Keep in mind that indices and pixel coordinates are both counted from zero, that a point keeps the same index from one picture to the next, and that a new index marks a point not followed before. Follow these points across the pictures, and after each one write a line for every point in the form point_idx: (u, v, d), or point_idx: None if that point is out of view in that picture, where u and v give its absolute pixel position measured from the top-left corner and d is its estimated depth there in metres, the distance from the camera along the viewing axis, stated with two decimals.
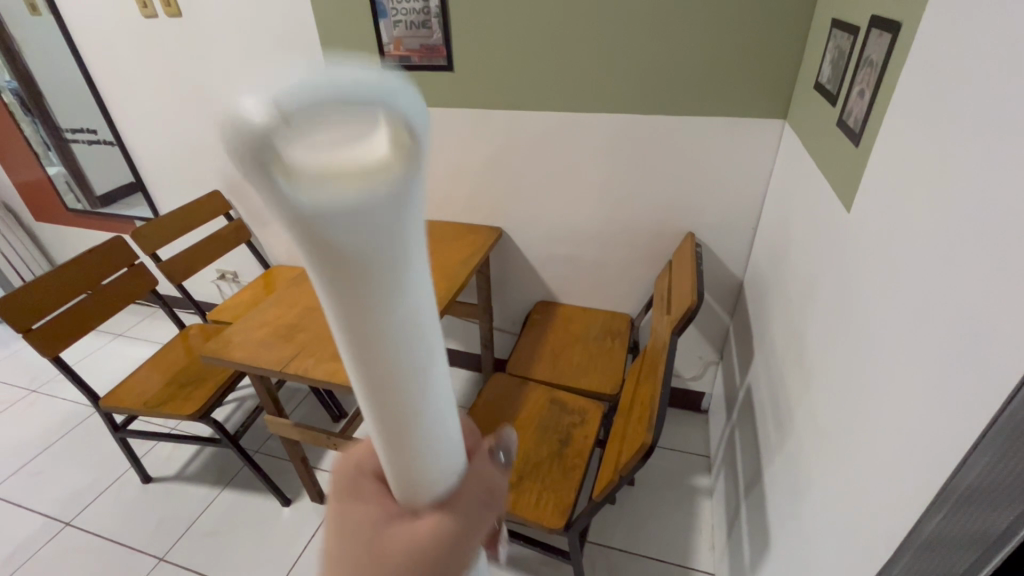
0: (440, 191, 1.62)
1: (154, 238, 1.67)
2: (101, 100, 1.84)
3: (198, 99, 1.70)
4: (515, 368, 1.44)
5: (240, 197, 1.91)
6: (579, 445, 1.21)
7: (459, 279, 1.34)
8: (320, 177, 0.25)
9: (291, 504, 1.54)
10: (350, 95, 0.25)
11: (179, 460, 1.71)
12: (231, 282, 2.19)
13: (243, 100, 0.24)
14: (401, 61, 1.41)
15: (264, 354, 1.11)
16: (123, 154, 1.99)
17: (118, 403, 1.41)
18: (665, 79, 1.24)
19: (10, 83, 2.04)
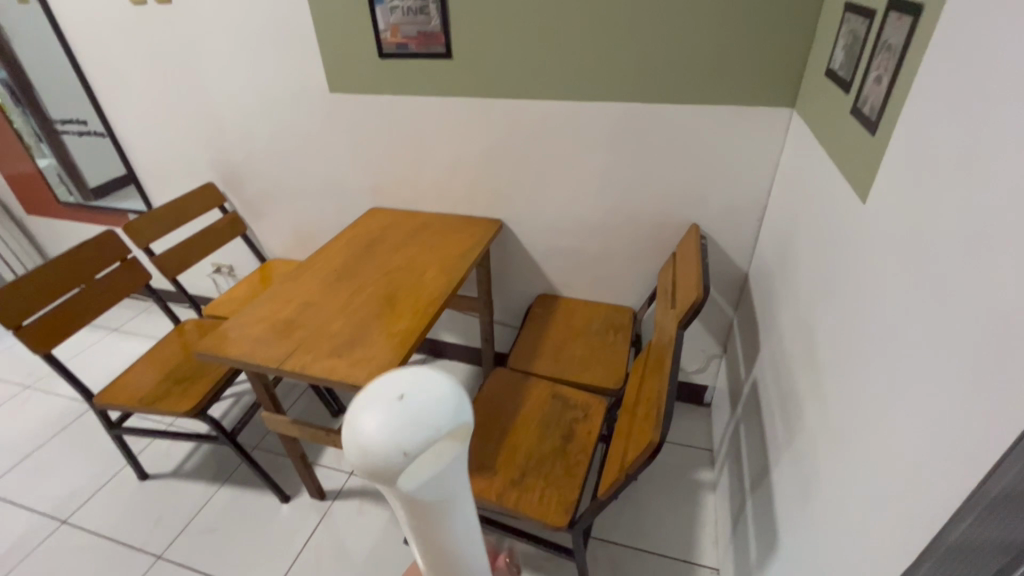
0: (439, 183, 1.58)
1: (147, 231, 1.63)
2: (91, 90, 1.80)
3: (190, 89, 1.66)
4: (517, 363, 1.42)
5: (234, 189, 1.88)
6: (583, 441, 1.19)
7: (459, 273, 1.31)
8: (416, 468, 0.40)
9: (290, 501, 1.52)
10: (429, 392, 0.40)
11: (176, 457, 1.68)
12: (227, 276, 2.16)
13: (364, 415, 0.39)
14: (398, 48, 1.37)
15: (261, 350, 1.08)
16: (114, 146, 1.95)
17: (113, 400, 1.38)
18: (670, 66, 1.21)
19: None
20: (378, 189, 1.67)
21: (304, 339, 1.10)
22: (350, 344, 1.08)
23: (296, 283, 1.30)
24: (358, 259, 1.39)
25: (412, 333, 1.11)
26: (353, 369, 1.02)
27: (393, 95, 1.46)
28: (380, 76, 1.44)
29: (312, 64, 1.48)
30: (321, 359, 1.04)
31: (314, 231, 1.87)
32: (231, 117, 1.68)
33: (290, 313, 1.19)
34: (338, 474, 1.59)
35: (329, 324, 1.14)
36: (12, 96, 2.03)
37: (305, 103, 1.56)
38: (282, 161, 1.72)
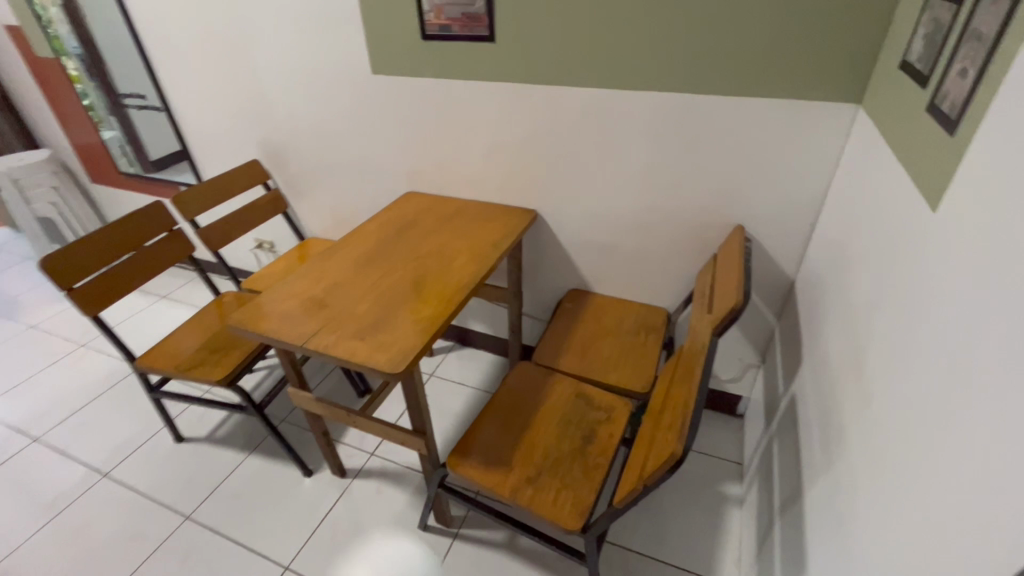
0: (476, 169, 1.56)
1: (196, 206, 1.68)
2: (149, 65, 1.86)
3: (240, 66, 1.69)
4: (542, 358, 1.39)
5: (278, 167, 1.91)
6: (604, 444, 1.15)
7: (489, 262, 1.28)
8: None
9: (312, 475, 1.56)
10: None
11: (210, 423, 1.75)
12: (268, 252, 2.21)
13: None
14: (441, 29, 1.34)
15: (288, 328, 1.09)
16: (169, 120, 2.01)
17: (152, 364, 1.44)
18: (724, 54, 1.13)
19: (75, 48, 2.07)
20: (415, 173, 1.66)
21: (329, 318, 1.10)
22: (375, 327, 1.07)
23: (329, 262, 1.31)
24: (390, 242, 1.39)
25: (437, 320, 1.09)
26: (374, 352, 1.01)
27: (434, 77, 1.44)
28: (422, 58, 1.42)
29: (356, 43, 1.47)
30: (344, 340, 1.04)
31: (352, 211, 1.88)
32: (275, 95, 1.71)
33: (320, 292, 1.20)
34: (359, 453, 1.61)
35: (357, 305, 1.14)
36: (87, 69, 2.12)
37: (347, 84, 1.56)
38: (323, 140, 1.74)
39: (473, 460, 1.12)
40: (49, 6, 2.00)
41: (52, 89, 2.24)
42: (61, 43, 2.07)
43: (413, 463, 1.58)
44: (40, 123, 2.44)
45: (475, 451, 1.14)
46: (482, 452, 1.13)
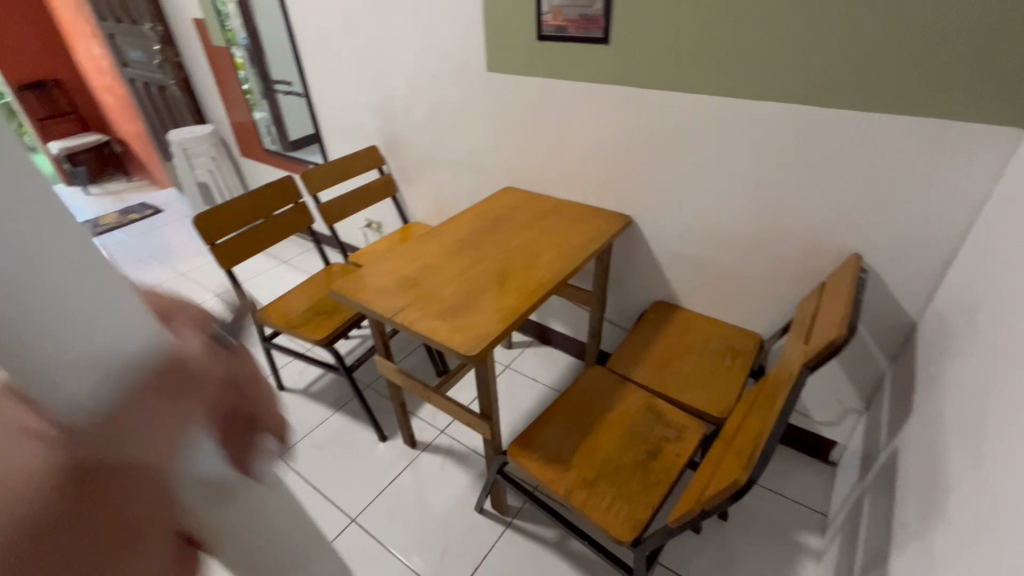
0: (575, 170, 1.57)
1: (320, 183, 1.87)
2: (298, 56, 2.10)
3: (371, 59, 1.85)
4: (617, 366, 1.37)
5: (393, 154, 2.07)
6: (669, 461, 1.10)
7: (575, 263, 1.29)
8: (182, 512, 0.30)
9: (386, 441, 1.67)
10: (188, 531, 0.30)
11: (307, 377, 1.94)
12: (375, 231, 2.39)
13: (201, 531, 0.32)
14: (557, 31, 1.37)
15: (381, 300, 1.18)
16: (308, 105, 2.26)
17: (267, 318, 1.63)
18: (860, 66, 1.03)
19: (242, 39, 2.41)
20: (515, 169, 1.70)
21: (417, 297, 1.18)
22: (457, 310, 1.13)
23: (424, 246, 1.40)
24: (482, 232, 1.45)
25: (515, 313, 1.12)
26: (453, 334, 1.06)
27: (545, 77, 1.47)
28: (535, 58, 1.45)
29: (475, 41, 1.54)
30: (427, 319, 1.11)
31: (453, 201, 1.98)
32: (398, 87, 1.85)
33: (413, 272, 1.28)
34: (431, 429, 1.70)
35: (443, 288, 1.21)
36: (249, 58, 2.46)
37: (463, 80, 1.65)
38: (435, 132, 1.85)
39: (533, 452, 1.13)
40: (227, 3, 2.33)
41: (221, 73, 2.61)
42: (232, 36, 2.42)
43: (478, 448, 1.64)
44: (209, 102, 2.86)
45: (536, 444, 1.15)
46: (543, 447, 1.15)
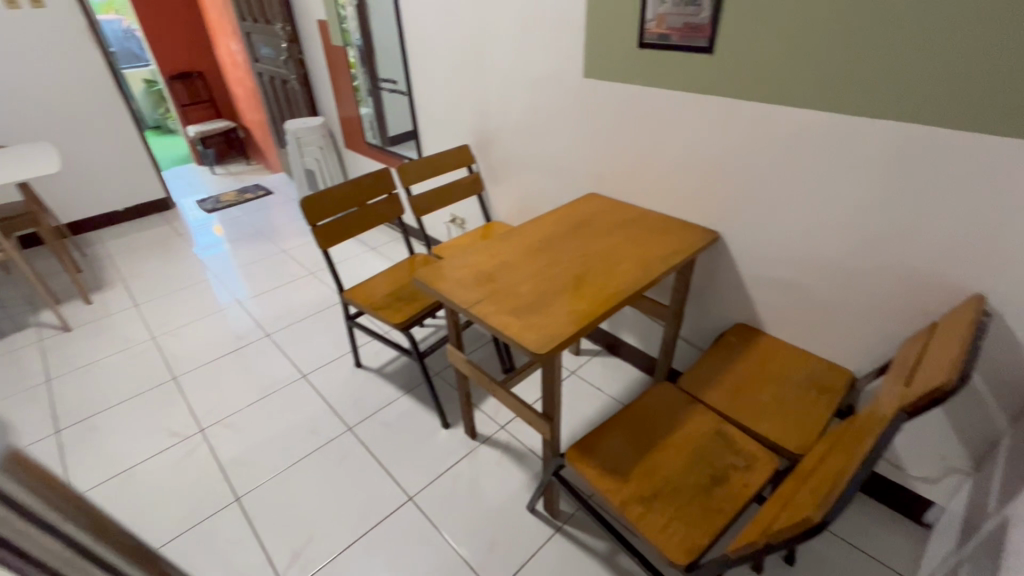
0: (664, 180, 1.54)
1: (414, 176, 1.97)
2: (406, 57, 2.24)
3: (472, 62, 1.93)
4: (688, 385, 1.32)
5: (484, 154, 2.14)
6: (734, 491, 1.05)
7: (653, 274, 1.26)
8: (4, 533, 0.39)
9: (448, 428, 1.73)
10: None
11: (382, 358, 2.06)
12: (458, 227, 2.48)
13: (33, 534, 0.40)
14: (660, 39, 1.35)
15: (459, 291, 1.23)
16: (410, 103, 2.39)
17: (354, 298, 1.75)
18: (1004, 87, 0.92)
19: (356, 40, 2.60)
20: (602, 175, 1.70)
21: (494, 292, 1.21)
22: (530, 309, 1.15)
23: (505, 244, 1.44)
24: (563, 236, 1.46)
25: (587, 317, 1.12)
26: (524, 331, 1.08)
27: (642, 85, 1.46)
28: (634, 66, 1.44)
29: (574, 46, 1.56)
30: (501, 314, 1.14)
31: (536, 203, 2.01)
32: (495, 89, 1.91)
33: (492, 267, 1.32)
34: (492, 423, 1.74)
35: (519, 286, 1.23)
36: (361, 58, 2.65)
37: (558, 84, 1.67)
38: (525, 134, 1.89)
39: (591, 459, 1.13)
40: (347, 6, 2.53)
41: (335, 71, 2.84)
42: (348, 36, 2.62)
43: (536, 448, 1.65)
44: (323, 97, 3.12)
45: (595, 452, 1.14)
46: (602, 455, 1.13)
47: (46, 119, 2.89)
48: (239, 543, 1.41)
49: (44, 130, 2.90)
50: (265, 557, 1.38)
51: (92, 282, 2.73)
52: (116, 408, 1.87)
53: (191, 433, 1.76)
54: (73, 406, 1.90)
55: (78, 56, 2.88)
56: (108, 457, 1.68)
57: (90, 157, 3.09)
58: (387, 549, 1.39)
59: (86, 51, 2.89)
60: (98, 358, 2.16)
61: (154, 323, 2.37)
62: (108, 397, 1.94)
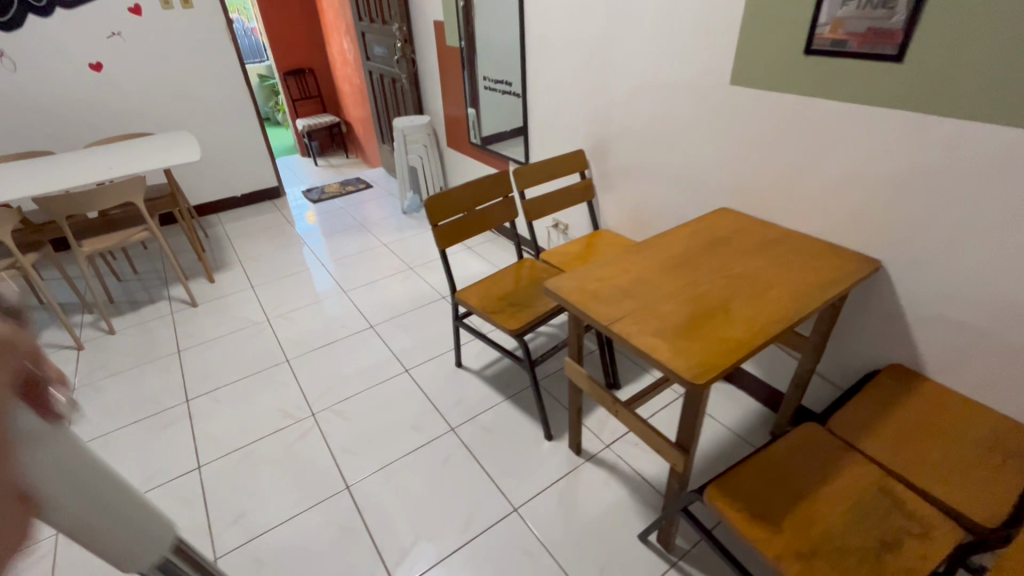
0: (816, 199, 1.40)
1: (531, 179, 1.94)
2: (525, 60, 2.23)
3: (599, 66, 1.88)
4: (839, 429, 1.19)
5: (599, 160, 2.07)
6: (911, 561, 0.92)
7: (812, 303, 1.14)
8: None
9: (552, 441, 1.69)
10: None
11: (483, 360, 2.05)
12: (560, 232, 2.44)
13: None
14: (833, 45, 1.23)
15: (594, 305, 1.18)
16: (523, 105, 2.38)
17: (466, 298, 1.75)
18: None
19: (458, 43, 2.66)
20: (738, 190, 1.58)
21: (633, 308, 1.15)
22: (676, 331, 1.07)
23: (636, 257, 1.36)
24: (699, 252, 1.36)
25: (744, 346, 1.02)
26: (672, 355, 1.01)
27: (802, 95, 1.33)
28: (795, 74, 1.33)
29: (722, 52, 1.47)
30: (644, 334, 1.07)
31: (653, 213, 1.92)
32: (621, 94, 1.84)
33: (627, 282, 1.25)
34: (596, 440, 1.68)
35: (659, 304, 1.16)
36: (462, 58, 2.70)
37: (697, 91, 1.58)
38: (649, 142, 1.81)
39: (734, 501, 1.04)
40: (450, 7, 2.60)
41: (445, 71, 2.89)
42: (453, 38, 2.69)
43: (644, 472, 1.57)
44: (430, 96, 3.18)
45: (738, 493, 1.05)
46: (746, 498, 1.04)
47: (185, 109, 3.16)
48: (350, 532, 1.44)
49: (183, 119, 3.17)
50: (375, 549, 1.40)
51: (214, 262, 2.94)
52: (236, 384, 2.00)
53: (303, 416, 1.83)
54: (200, 378, 2.04)
55: (216, 53, 3.12)
56: (230, 431, 1.79)
57: (218, 145, 3.35)
58: (491, 561, 1.37)
59: (224, 48, 3.13)
60: (221, 334, 2.31)
61: (268, 305, 2.51)
62: (229, 372, 2.07)
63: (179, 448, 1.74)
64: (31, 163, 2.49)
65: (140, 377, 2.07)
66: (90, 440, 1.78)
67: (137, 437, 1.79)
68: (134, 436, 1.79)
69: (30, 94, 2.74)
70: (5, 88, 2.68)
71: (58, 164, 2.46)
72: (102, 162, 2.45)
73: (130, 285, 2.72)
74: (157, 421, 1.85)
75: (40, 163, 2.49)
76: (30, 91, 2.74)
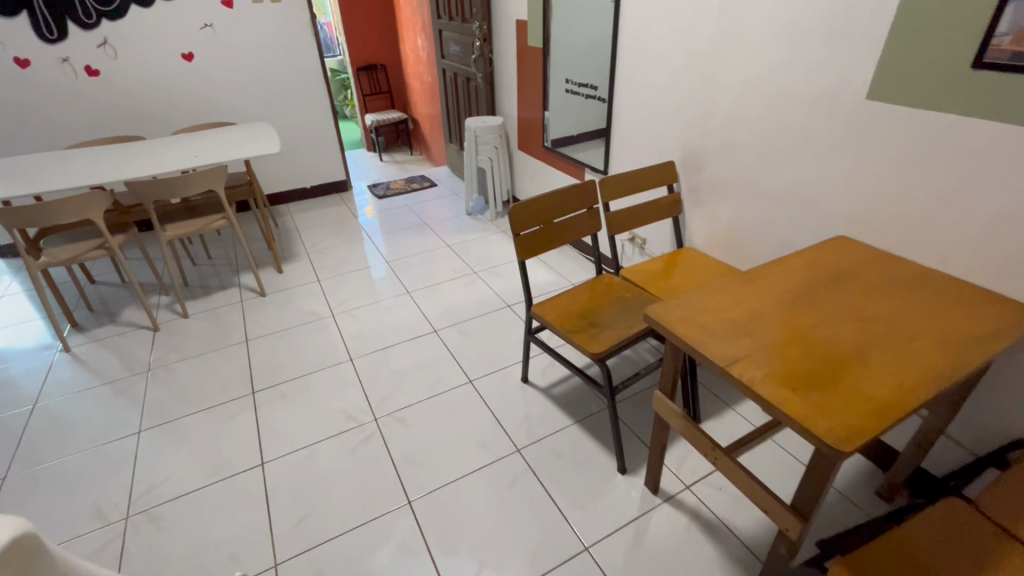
0: (966, 235, 1.21)
1: (616, 190, 1.82)
2: (616, 65, 2.13)
3: (700, 73, 1.75)
4: (990, 512, 1.00)
5: (690, 173, 1.93)
6: None
7: (972, 359, 0.97)
8: None
9: (625, 474, 1.56)
10: None
11: (550, 377, 1.95)
12: (637, 247, 2.31)
13: None
14: (1013, 58, 1.04)
15: (705, 340, 1.05)
16: (607, 111, 2.27)
17: (542, 314, 1.65)
18: None
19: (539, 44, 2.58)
20: (862, 216, 1.41)
21: (752, 349, 1.01)
22: (807, 382, 0.93)
23: (748, 287, 1.22)
24: (820, 287, 1.21)
25: (892, 408, 0.87)
26: (807, 412, 0.87)
27: (961, 115, 1.15)
28: (955, 89, 1.14)
29: (857, 63, 1.31)
30: (769, 382, 0.94)
31: (749, 234, 1.76)
32: (726, 105, 1.70)
33: (740, 315, 1.11)
34: (675, 480, 1.54)
35: (783, 346, 1.02)
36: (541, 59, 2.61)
37: (819, 105, 1.43)
38: (754, 157, 1.66)
39: None
40: (535, 7, 2.52)
41: (523, 71, 2.81)
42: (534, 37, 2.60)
43: (730, 522, 1.42)
44: (504, 97, 3.11)
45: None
46: None
47: (266, 101, 3.22)
48: (412, 553, 1.37)
49: (263, 111, 3.24)
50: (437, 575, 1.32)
51: (283, 252, 2.99)
52: (301, 380, 1.98)
53: (366, 420, 1.79)
54: (267, 371, 2.05)
55: (299, 47, 3.18)
56: (295, 428, 1.77)
57: (293, 138, 3.41)
58: None
59: (308, 42, 3.18)
60: (287, 327, 2.32)
61: (334, 300, 2.51)
62: (295, 367, 2.06)
63: (245, 441, 1.73)
64: (124, 148, 2.59)
65: (211, 363, 2.10)
66: (161, 424, 1.81)
67: (205, 425, 1.79)
68: (203, 424, 1.80)
69: (128, 81, 2.86)
70: (106, 74, 2.80)
71: (149, 150, 2.54)
72: (188, 149, 2.51)
73: (204, 270, 2.79)
74: (224, 411, 1.85)
75: (132, 147, 2.59)
76: (128, 78, 2.86)
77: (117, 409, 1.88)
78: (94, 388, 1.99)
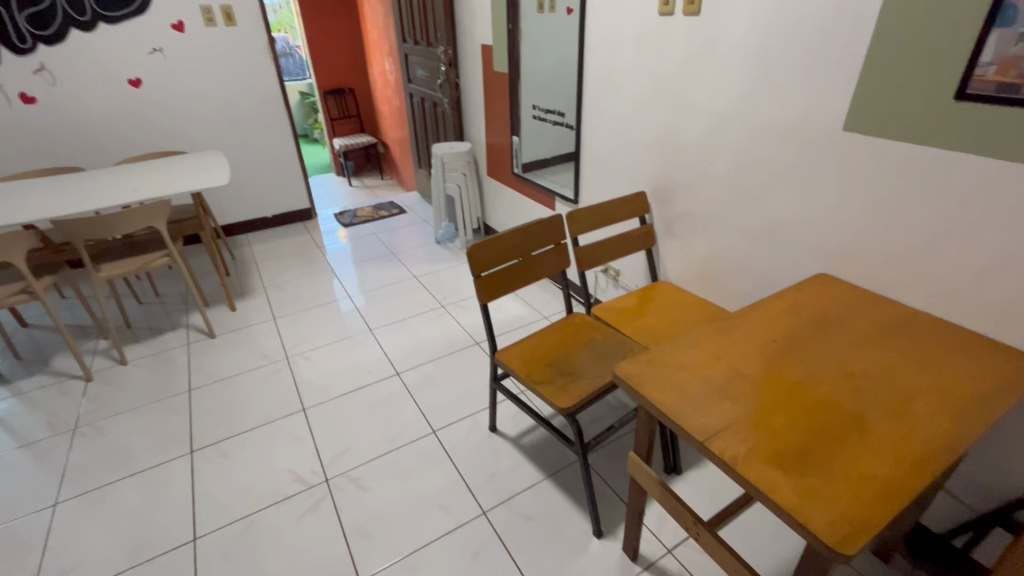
0: (956, 276, 1.12)
1: (585, 224, 1.70)
2: (582, 91, 2.04)
3: (668, 101, 1.67)
4: None
5: (662, 204, 1.83)
6: None
7: (976, 424, 0.86)
8: None
9: (602, 538, 1.42)
10: None
11: (520, 425, 1.81)
12: (610, 279, 2.21)
13: None
14: (1000, 90, 0.97)
15: (682, 405, 0.92)
16: (576, 137, 2.18)
17: (507, 360, 1.52)
18: None
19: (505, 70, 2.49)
20: (844, 254, 1.32)
21: (734, 417, 0.89)
22: (797, 460, 0.81)
23: (728, 337, 1.11)
24: (804, 336, 1.10)
25: (895, 490, 0.75)
26: (800, 499, 0.75)
27: (946, 149, 1.07)
28: (938, 122, 1.07)
29: (832, 93, 1.23)
30: (755, 460, 0.81)
31: (725, 269, 1.67)
32: (696, 134, 1.61)
33: (720, 373, 1.00)
34: (656, 543, 1.41)
35: (768, 413, 0.90)
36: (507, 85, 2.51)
37: (794, 135, 1.34)
38: (727, 189, 1.57)
39: None
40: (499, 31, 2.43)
41: (490, 96, 2.72)
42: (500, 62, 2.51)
43: None
44: (473, 122, 3.01)
45: None
46: None
47: (222, 127, 3.07)
48: None
49: (219, 138, 3.08)
50: None
51: (238, 287, 2.80)
52: (248, 436, 1.80)
53: (316, 482, 1.61)
54: (209, 426, 1.86)
55: (257, 71, 3.04)
56: (235, 494, 1.58)
57: (252, 165, 3.25)
58: None
59: (266, 66, 3.05)
60: (236, 372, 2.14)
61: (289, 341, 2.33)
62: (241, 420, 1.88)
63: (177, 511, 1.54)
64: (60, 180, 2.40)
65: (147, 418, 1.90)
66: (83, 493, 1.60)
67: (133, 493, 1.60)
68: (131, 491, 1.61)
69: (68, 109, 2.68)
70: (44, 102, 2.62)
71: (86, 183, 2.35)
72: (128, 182, 2.33)
73: (151, 309, 2.58)
74: (157, 475, 1.66)
75: (69, 180, 2.39)
76: (70, 105, 2.68)
77: (33, 476, 1.67)
78: (11, 452, 1.78)
